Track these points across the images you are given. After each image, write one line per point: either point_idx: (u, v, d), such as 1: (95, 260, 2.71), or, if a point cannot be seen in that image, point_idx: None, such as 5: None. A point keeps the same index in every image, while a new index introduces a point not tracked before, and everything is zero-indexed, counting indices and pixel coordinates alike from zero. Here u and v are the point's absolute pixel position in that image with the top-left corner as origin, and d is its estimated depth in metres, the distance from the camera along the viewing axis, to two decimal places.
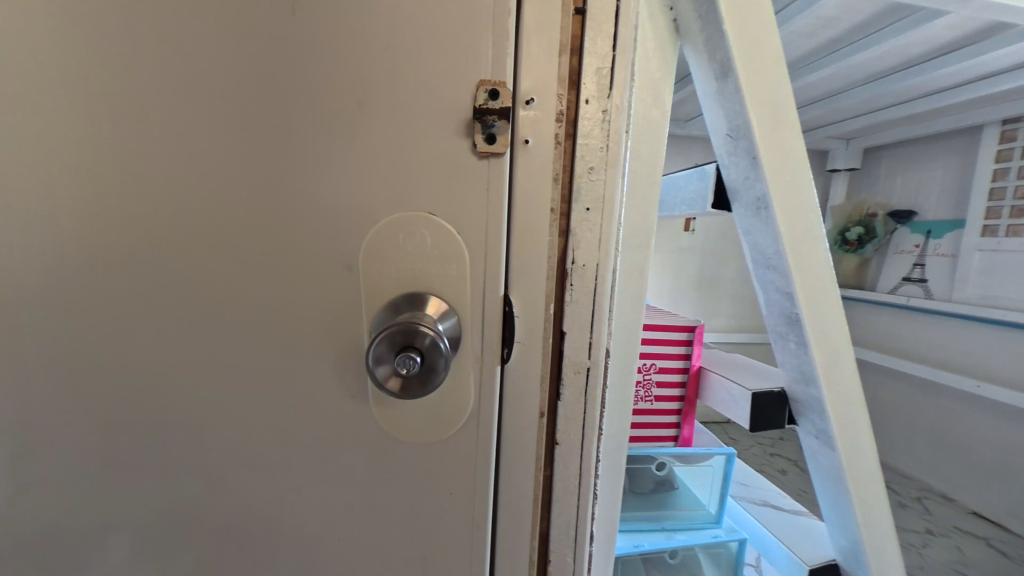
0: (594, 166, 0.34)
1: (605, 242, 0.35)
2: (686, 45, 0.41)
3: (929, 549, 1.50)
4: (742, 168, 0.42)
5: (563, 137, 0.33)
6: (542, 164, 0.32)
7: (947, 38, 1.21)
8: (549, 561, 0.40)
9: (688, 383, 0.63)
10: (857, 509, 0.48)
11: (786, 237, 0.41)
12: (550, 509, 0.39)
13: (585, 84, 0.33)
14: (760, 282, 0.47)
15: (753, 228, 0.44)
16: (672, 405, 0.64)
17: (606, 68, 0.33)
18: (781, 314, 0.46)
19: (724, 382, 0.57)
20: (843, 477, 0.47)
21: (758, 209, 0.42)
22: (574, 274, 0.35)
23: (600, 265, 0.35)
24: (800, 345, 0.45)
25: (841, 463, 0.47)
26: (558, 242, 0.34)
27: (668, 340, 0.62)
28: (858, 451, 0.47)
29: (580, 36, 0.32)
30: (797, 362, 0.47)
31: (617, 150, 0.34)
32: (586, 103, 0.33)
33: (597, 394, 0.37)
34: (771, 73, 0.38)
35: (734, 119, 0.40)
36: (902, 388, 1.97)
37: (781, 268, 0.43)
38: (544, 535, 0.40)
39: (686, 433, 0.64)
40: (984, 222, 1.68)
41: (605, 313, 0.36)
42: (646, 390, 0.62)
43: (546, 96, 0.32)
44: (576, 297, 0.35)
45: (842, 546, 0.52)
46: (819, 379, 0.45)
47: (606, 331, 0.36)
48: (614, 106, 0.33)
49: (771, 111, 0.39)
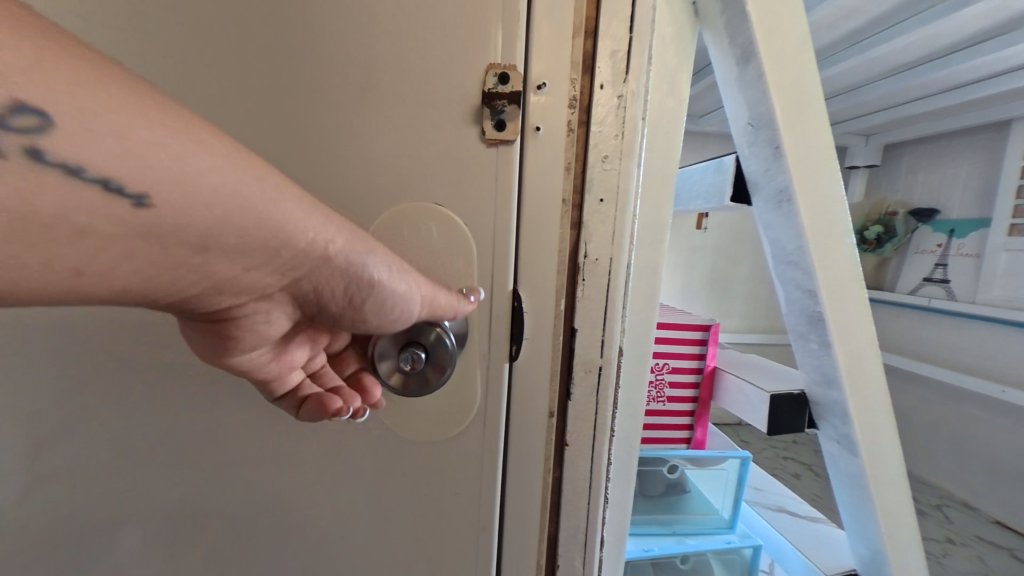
0: (608, 155, 0.32)
1: (619, 235, 0.33)
2: (705, 31, 0.39)
3: (950, 559, 1.45)
4: (763, 159, 0.40)
5: (575, 124, 0.32)
6: (552, 153, 0.31)
7: (975, 29, 1.17)
8: (557, 565, 0.39)
9: (701, 384, 0.61)
10: (879, 517, 0.46)
11: (809, 233, 0.39)
12: (559, 512, 0.38)
13: (599, 69, 0.31)
14: (780, 279, 0.45)
15: (774, 223, 0.42)
16: (684, 406, 0.62)
17: (621, 52, 0.31)
18: (801, 314, 0.44)
19: (739, 383, 0.55)
20: (865, 483, 0.45)
21: (779, 202, 0.40)
22: (586, 268, 0.33)
23: (613, 259, 0.33)
24: (822, 345, 0.43)
25: (864, 470, 0.45)
26: (570, 234, 0.33)
27: (682, 339, 0.60)
28: (882, 458, 0.45)
29: (595, 19, 0.31)
30: (817, 364, 0.45)
31: (632, 138, 0.32)
32: (600, 88, 0.31)
33: (609, 394, 0.36)
34: (795, 56, 0.36)
35: (756, 107, 0.38)
36: (922, 392, 1.91)
37: (803, 265, 0.41)
38: (553, 537, 0.39)
39: (699, 435, 0.62)
40: (1011, 221, 1.62)
41: (617, 311, 0.34)
42: (657, 390, 0.60)
43: (558, 80, 0.30)
44: (588, 293, 0.34)
45: (861, 556, 0.51)
46: (842, 382, 0.43)
47: (619, 328, 0.35)
48: (629, 92, 0.32)
49: (796, 99, 0.37)
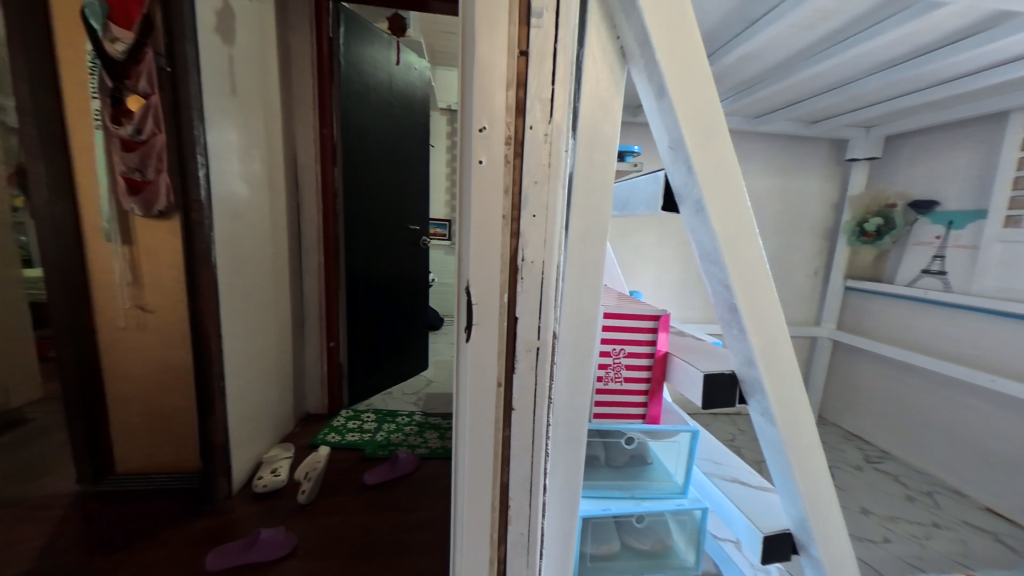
0: (538, 179, 0.40)
1: (550, 242, 0.42)
2: (631, 68, 0.47)
3: (933, 541, 1.49)
4: (682, 174, 0.48)
5: (512, 155, 0.40)
6: (493, 177, 0.40)
7: (954, 26, 1.19)
8: (508, 506, 0.47)
9: (654, 365, 0.69)
10: (798, 478, 0.54)
11: (720, 235, 0.47)
12: (509, 463, 0.46)
13: (530, 113, 0.40)
14: (706, 274, 0.52)
15: (696, 227, 0.50)
16: (640, 386, 0.70)
17: (547, 99, 0.40)
18: (724, 304, 0.51)
19: (684, 364, 0.62)
20: (784, 449, 0.53)
21: (697, 211, 0.48)
22: (524, 268, 0.42)
23: (545, 261, 0.42)
24: (740, 332, 0.50)
25: (781, 438, 0.53)
26: (511, 242, 0.42)
27: (636, 326, 0.68)
28: (797, 428, 0.53)
29: (524, 74, 0.39)
30: (740, 348, 0.52)
31: (558, 166, 0.41)
32: (531, 128, 0.40)
33: (546, 369, 0.44)
34: (700, 92, 0.44)
35: (672, 132, 0.46)
36: (917, 382, 1.94)
37: (719, 262, 0.48)
38: (505, 485, 0.47)
39: (653, 411, 0.71)
40: (1007, 213, 1.62)
41: (551, 300, 0.43)
42: (614, 371, 0.69)
43: (495, 123, 0.40)
44: (526, 287, 0.42)
45: (793, 516, 0.58)
46: (758, 362, 0.51)
47: (553, 315, 0.43)
48: (554, 130, 0.40)
49: (703, 126, 0.44)
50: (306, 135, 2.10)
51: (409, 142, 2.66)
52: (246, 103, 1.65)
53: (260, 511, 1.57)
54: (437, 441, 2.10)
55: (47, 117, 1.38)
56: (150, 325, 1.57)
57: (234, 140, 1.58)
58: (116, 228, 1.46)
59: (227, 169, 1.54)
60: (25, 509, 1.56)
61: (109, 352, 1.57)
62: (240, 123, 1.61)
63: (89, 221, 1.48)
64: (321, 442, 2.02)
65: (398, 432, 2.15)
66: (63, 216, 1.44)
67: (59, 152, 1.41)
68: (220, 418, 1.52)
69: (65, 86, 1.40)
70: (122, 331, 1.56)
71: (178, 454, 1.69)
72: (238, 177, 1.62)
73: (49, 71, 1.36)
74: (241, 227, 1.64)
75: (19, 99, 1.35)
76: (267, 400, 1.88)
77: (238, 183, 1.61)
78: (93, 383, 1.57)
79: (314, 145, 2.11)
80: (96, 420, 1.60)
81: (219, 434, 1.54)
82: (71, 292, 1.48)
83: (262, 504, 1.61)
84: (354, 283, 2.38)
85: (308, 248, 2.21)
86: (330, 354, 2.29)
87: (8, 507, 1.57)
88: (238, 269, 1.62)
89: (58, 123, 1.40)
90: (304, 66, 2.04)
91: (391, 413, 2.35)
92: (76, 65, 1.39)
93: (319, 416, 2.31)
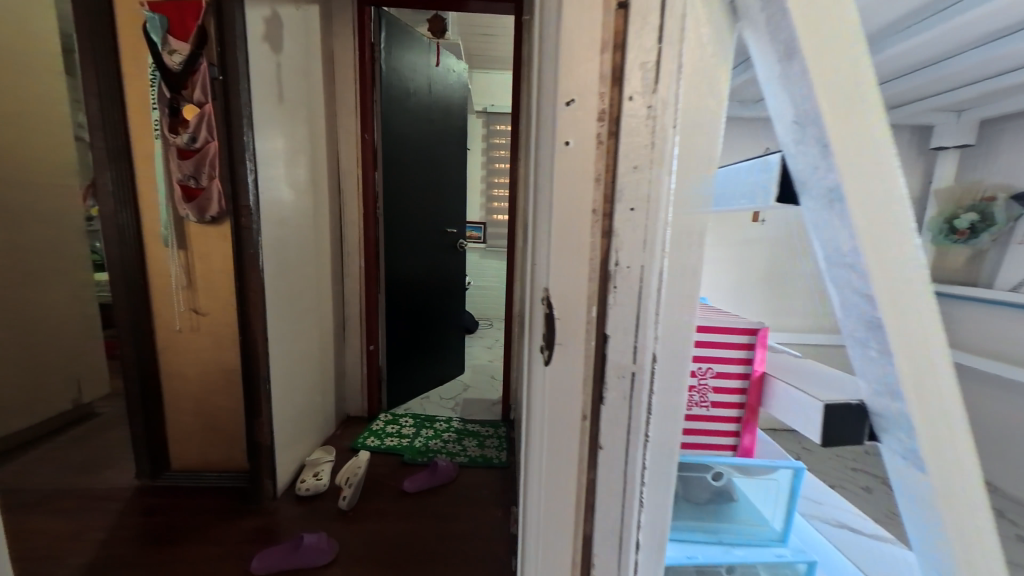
0: (639, 164, 0.32)
1: (651, 243, 0.33)
2: (745, 30, 0.39)
3: None
4: (810, 156, 0.38)
5: (605, 135, 0.33)
6: (581, 163, 0.34)
7: None
8: (593, 562, 0.40)
9: (749, 389, 0.58)
10: (951, 543, 0.42)
11: (862, 233, 0.37)
12: (594, 511, 0.39)
13: (630, 80, 0.32)
14: (834, 282, 0.43)
15: (824, 223, 0.40)
16: (730, 413, 0.60)
17: (651, 60, 0.31)
18: (859, 319, 0.41)
19: (789, 389, 0.52)
20: (935, 504, 0.42)
21: (830, 202, 0.38)
22: (617, 276, 0.34)
23: (645, 267, 0.33)
24: (882, 354, 0.40)
25: (934, 490, 0.41)
26: (602, 243, 0.35)
27: (729, 343, 0.57)
28: (955, 478, 0.41)
29: (623, 31, 0.32)
30: (878, 374, 0.42)
31: (663, 147, 0.32)
32: (631, 99, 0.32)
33: (643, 402, 0.35)
34: (844, 49, 0.34)
35: (801, 105, 0.36)
36: None
37: (859, 267, 0.38)
38: (588, 536, 0.39)
39: (746, 442, 0.60)
40: None
41: (650, 316, 0.34)
42: (700, 395, 0.59)
43: (586, 94, 0.33)
44: (620, 300, 0.34)
45: None
46: (905, 392, 0.40)
47: (652, 334, 0.34)
48: (659, 100, 0.32)
49: (847, 93, 0.34)
50: (348, 141, 2.12)
51: (448, 145, 2.65)
52: (293, 110, 1.67)
53: (302, 513, 1.58)
54: (475, 450, 2.05)
55: (114, 130, 1.45)
56: (203, 327, 1.62)
57: (282, 147, 1.60)
58: (174, 233, 1.52)
59: (275, 175, 1.56)
60: (93, 500, 1.63)
61: (166, 353, 1.63)
62: (287, 130, 1.64)
63: (149, 228, 1.54)
64: (361, 445, 2.01)
65: (437, 438, 2.12)
66: (127, 223, 1.51)
67: (123, 162, 1.47)
68: (266, 420, 1.54)
69: (129, 99, 1.46)
70: (178, 333, 1.62)
71: (227, 453, 1.73)
72: (285, 183, 1.64)
73: (115, 85, 1.43)
74: (287, 232, 1.66)
75: (91, 114, 1.43)
76: (310, 403, 1.90)
77: (285, 189, 1.64)
78: (152, 382, 1.64)
79: (356, 150, 2.13)
80: (154, 418, 1.66)
81: (265, 436, 1.55)
82: (133, 294, 1.55)
83: (305, 506, 1.61)
84: (393, 287, 2.38)
85: (349, 252, 2.23)
86: (370, 357, 2.31)
87: (79, 497, 1.65)
88: (284, 273, 1.65)
89: (122, 135, 1.47)
90: (347, 73, 2.07)
91: (429, 418, 2.33)
92: (138, 79, 1.45)
93: (359, 418, 2.33)
